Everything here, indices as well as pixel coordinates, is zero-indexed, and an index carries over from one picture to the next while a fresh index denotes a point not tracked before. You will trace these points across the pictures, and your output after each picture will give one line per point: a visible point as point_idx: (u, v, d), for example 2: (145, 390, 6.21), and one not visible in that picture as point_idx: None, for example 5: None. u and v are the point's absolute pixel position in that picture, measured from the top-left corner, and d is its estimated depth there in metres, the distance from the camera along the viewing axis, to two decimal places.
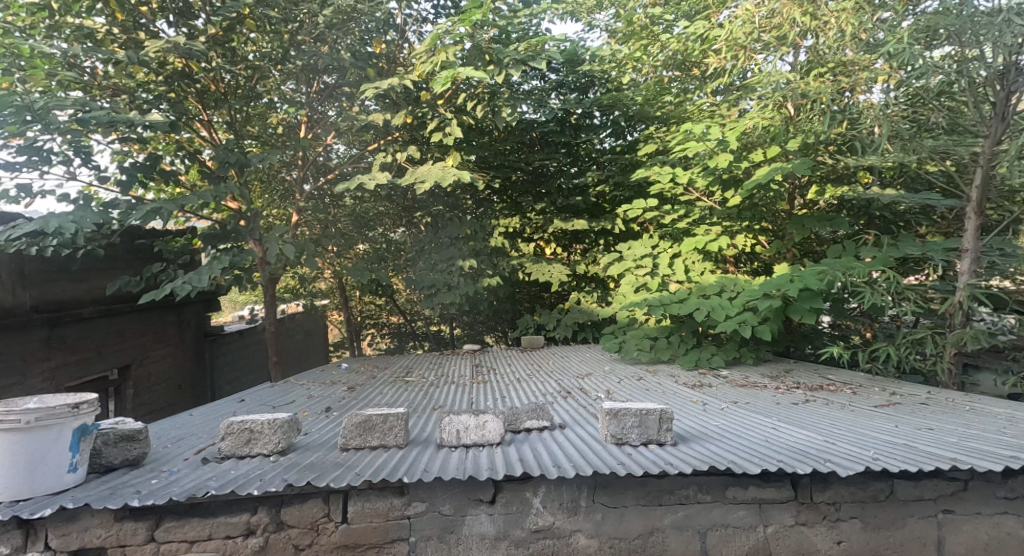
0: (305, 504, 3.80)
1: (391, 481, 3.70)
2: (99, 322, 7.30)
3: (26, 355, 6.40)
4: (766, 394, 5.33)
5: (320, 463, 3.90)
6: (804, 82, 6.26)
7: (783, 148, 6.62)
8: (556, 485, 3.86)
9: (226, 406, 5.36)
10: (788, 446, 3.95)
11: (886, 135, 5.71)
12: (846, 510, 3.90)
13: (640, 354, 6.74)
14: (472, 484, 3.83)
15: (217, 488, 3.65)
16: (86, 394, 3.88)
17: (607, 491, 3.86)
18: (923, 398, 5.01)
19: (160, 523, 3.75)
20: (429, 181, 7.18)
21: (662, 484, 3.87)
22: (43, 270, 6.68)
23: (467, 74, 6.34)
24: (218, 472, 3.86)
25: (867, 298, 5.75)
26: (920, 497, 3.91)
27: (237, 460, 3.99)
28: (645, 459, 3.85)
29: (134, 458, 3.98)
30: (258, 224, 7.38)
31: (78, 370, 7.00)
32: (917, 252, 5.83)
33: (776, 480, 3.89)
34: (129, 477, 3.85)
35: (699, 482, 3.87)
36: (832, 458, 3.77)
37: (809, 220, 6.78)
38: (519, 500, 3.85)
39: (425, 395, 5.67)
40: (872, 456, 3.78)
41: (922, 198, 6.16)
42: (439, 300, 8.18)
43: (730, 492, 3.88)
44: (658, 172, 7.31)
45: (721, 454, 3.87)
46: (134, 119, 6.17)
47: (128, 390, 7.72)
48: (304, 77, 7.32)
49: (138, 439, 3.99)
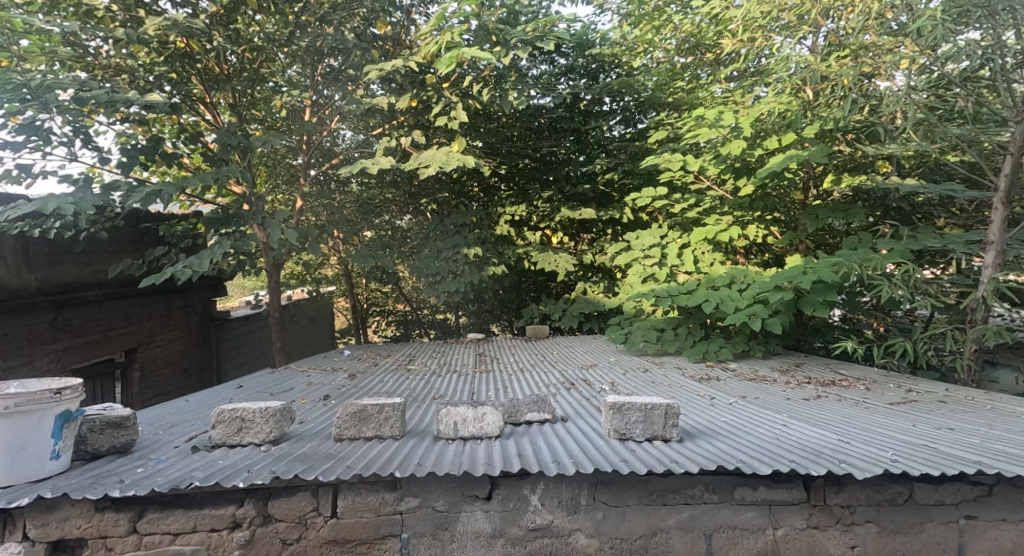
0: (293, 498, 3.68)
1: (384, 475, 3.57)
2: (105, 305, 7.21)
3: (32, 337, 6.35)
4: (775, 389, 5.18)
5: (312, 454, 3.78)
6: (822, 63, 6.14)
7: (799, 134, 6.40)
8: (555, 482, 3.73)
9: (222, 392, 5.24)
10: (799, 446, 3.79)
11: (911, 121, 5.53)
12: (862, 514, 3.75)
13: (646, 345, 6.59)
14: (467, 480, 3.71)
15: (201, 479, 3.53)
16: (71, 379, 3.76)
17: (609, 488, 3.72)
18: (940, 395, 4.84)
19: (143, 514, 3.65)
20: (433, 166, 7.01)
21: (667, 483, 3.73)
22: (47, 252, 6.61)
23: (473, 54, 6.14)
24: (206, 461, 3.74)
25: (883, 292, 5.58)
26: (940, 502, 3.76)
27: (227, 449, 3.88)
28: (650, 456, 3.71)
29: (122, 445, 3.87)
30: (261, 208, 7.28)
31: (85, 352, 6.94)
32: (938, 245, 5.58)
33: (787, 481, 3.75)
34: (115, 465, 3.74)
35: (706, 481, 3.73)
36: (848, 459, 3.61)
37: (823, 210, 6.63)
38: (516, 497, 3.72)
39: (425, 385, 5.56)
40: (891, 457, 3.62)
41: (945, 189, 6.02)
42: (444, 288, 8.00)
43: (738, 492, 3.74)
44: (669, 159, 7.17)
45: (729, 453, 3.71)
46: (133, 98, 6.08)
47: (134, 374, 7.62)
48: (309, 60, 7.36)
49: (126, 426, 3.88)
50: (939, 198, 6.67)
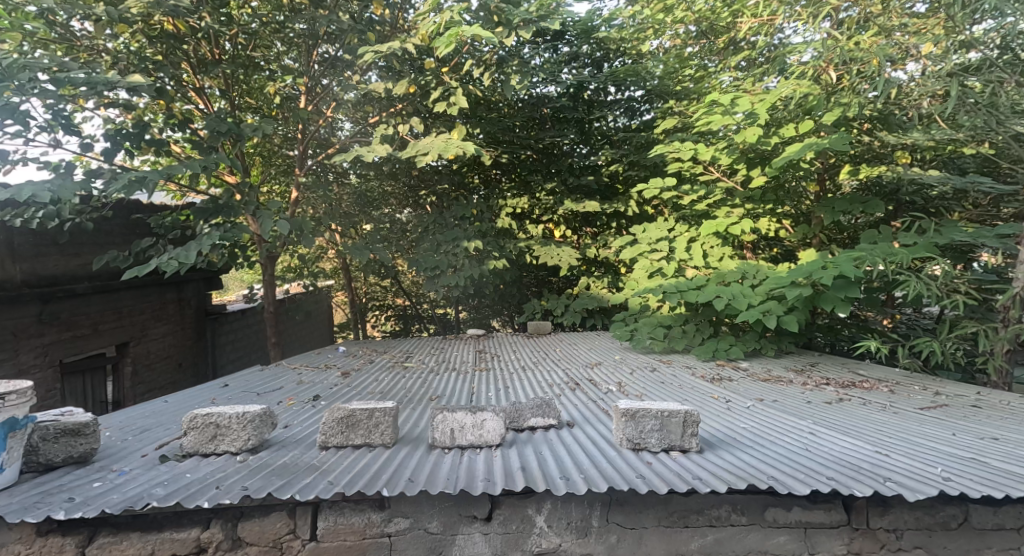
0: (266, 519, 3.37)
1: (370, 493, 3.24)
2: (95, 298, 6.88)
3: (17, 331, 6.05)
4: (793, 391, 4.86)
5: (292, 466, 3.47)
6: (848, 41, 5.73)
7: (817, 122, 6.06)
8: (564, 501, 3.42)
9: (205, 391, 4.93)
10: (834, 460, 3.47)
11: (953, 100, 5.23)
12: (909, 539, 3.44)
13: (652, 343, 6.26)
14: (464, 499, 3.40)
15: (159, 499, 3.21)
16: (20, 383, 3.44)
17: (624, 508, 3.42)
18: (973, 399, 4.52)
19: (93, 538, 3.33)
20: (432, 154, 6.68)
21: (689, 503, 3.42)
22: (33, 243, 6.29)
23: (474, 32, 5.76)
24: (173, 474, 3.42)
25: (910, 287, 5.27)
26: (1000, 526, 3.45)
27: (200, 459, 3.57)
28: (671, 472, 3.39)
29: (79, 455, 3.56)
30: (254, 198, 7.00)
31: (74, 346, 6.65)
32: (966, 239, 5.21)
33: (825, 501, 3.44)
34: (69, 478, 3.43)
35: (733, 501, 3.43)
36: (893, 476, 3.29)
37: (839, 202, 6.30)
38: (519, 518, 3.41)
39: (420, 384, 5.24)
40: (942, 475, 3.30)
41: (973, 180, 5.68)
42: (443, 282, 7.66)
43: (770, 513, 3.43)
44: (678, 148, 6.84)
45: (758, 468, 3.39)
46: (114, 79, 5.72)
47: (126, 368, 7.32)
48: (305, 46, 7.08)
49: (84, 434, 3.56)
50: (954, 192, 6.33)
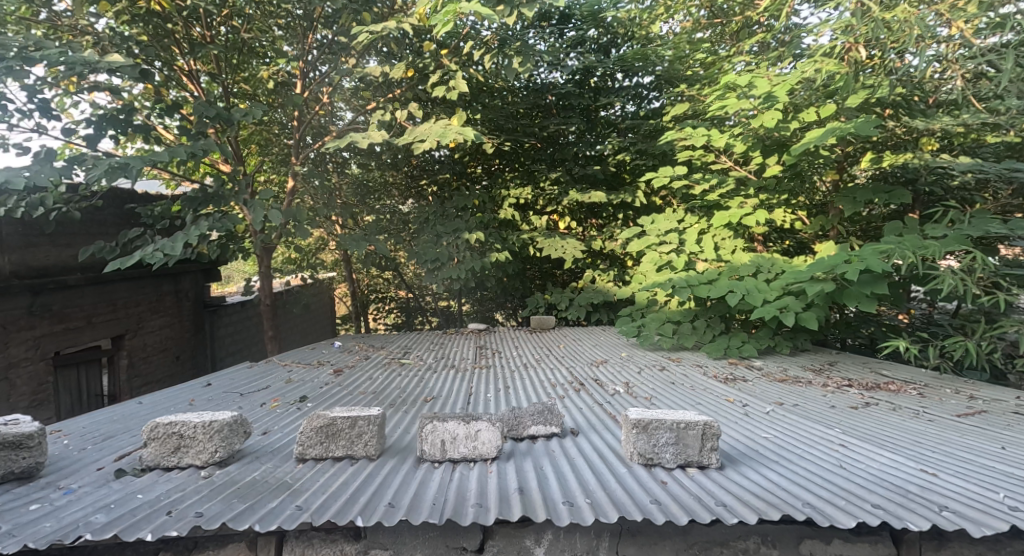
0: (226, 549, 3.09)
1: (342, 522, 2.91)
2: (88, 289, 6.55)
3: (7, 324, 5.74)
4: (813, 393, 4.52)
5: (259, 484, 3.15)
6: (883, 11, 5.23)
7: (838, 106, 5.65)
8: (567, 532, 3.11)
9: (183, 392, 4.62)
10: (875, 481, 3.13)
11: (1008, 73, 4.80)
12: None
13: (661, 340, 5.92)
14: (451, 528, 3.09)
15: (94, 530, 2.89)
16: None
17: (636, 540, 3.10)
18: (1011, 405, 4.17)
19: None
20: (429, 141, 6.30)
21: (712, 533, 3.11)
22: (21, 234, 5.88)
23: (473, 9, 5.30)
24: (124, 494, 3.12)
25: (945, 283, 4.93)
26: None
27: (159, 474, 3.27)
28: (693, 496, 3.05)
29: (23, 470, 3.25)
30: (246, 186, 6.61)
31: (65, 338, 6.33)
32: (1003, 231, 4.83)
33: (869, 533, 3.13)
34: (8, 498, 3.12)
35: (763, 532, 3.11)
36: (950, 506, 2.96)
37: (862, 192, 5.84)
38: (516, 548, 3.10)
39: (415, 383, 4.92)
40: (1005, 505, 2.97)
41: (1008, 168, 5.32)
42: (444, 276, 7.28)
43: (804, 546, 3.12)
44: (690, 133, 6.44)
45: (790, 493, 3.05)
46: (90, 59, 5.33)
47: (122, 361, 6.99)
48: (301, 31, 6.76)
49: (27, 447, 3.26)
50: (975, 182, 5.98)
